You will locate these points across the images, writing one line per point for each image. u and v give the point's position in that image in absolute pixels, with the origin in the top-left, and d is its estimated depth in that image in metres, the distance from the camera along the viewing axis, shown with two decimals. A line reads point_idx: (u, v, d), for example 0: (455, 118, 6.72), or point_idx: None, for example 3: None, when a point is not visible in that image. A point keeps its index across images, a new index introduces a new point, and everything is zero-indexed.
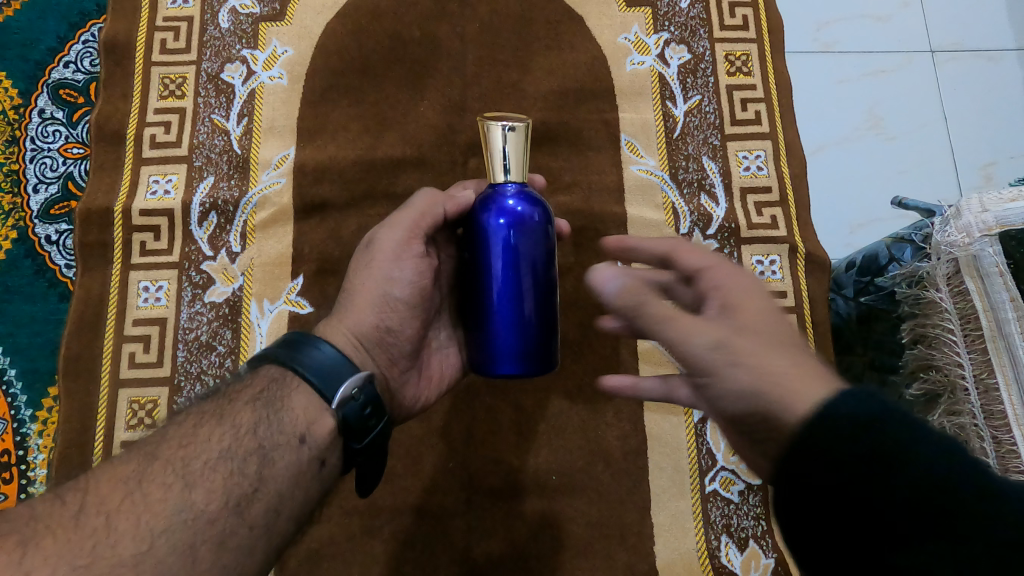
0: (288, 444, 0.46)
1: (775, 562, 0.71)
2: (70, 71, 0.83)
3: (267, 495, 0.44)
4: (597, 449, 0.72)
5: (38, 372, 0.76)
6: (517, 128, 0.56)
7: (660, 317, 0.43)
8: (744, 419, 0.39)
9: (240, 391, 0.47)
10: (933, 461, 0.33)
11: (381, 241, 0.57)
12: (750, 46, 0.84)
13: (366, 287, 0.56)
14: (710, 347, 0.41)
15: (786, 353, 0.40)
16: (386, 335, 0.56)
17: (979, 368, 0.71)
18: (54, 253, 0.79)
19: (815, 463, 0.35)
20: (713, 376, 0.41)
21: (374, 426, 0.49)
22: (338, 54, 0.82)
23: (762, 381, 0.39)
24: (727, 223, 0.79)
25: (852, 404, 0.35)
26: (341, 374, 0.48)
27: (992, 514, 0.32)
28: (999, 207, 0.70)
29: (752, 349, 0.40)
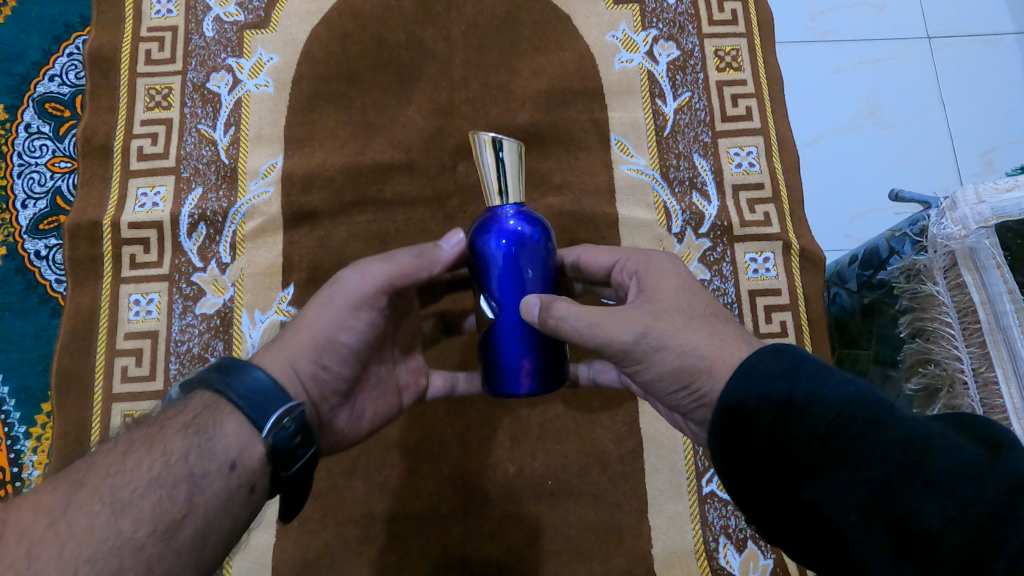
0: (218, 472, 0.42)
1: (773, 562, 0.70)
2: (55, 84, 0.83)
3: (195, 521, 0.41)
4: (592, 453, 0.72)
5: (30, 388, 0.76)
6: (506, 146, 0.53)
7: (584, 327, 0.48)
8: (679, 391, 0.47)
9: (172, 417, 0.44)
10: (824, 401, 0.38)
11: (349, 280, 0.54)
12: (740, 40, 0.83)
13: (315, 323, 0.53)
14: (633, 337, 0.47)
15: (700, 327, 0.47)
16: (323, 375, 0.53)
17: (979, 361, 0.69)
18: (44, 268, 0.78)
19: (735, 428, 0.41)
20: (642, 363, 0.48)
21: (303, 453, 0.46)
22: (323, 59, 0.82)
23: (685, 360, 0.46)
24: (719, 221, 0.78)
25: (773, 360, 0.41)
26: (273, 401, 0.45)
27: (878, 435, 0.36)
28: (995, 198, 0.67)
29: (671, 331, 0.47)
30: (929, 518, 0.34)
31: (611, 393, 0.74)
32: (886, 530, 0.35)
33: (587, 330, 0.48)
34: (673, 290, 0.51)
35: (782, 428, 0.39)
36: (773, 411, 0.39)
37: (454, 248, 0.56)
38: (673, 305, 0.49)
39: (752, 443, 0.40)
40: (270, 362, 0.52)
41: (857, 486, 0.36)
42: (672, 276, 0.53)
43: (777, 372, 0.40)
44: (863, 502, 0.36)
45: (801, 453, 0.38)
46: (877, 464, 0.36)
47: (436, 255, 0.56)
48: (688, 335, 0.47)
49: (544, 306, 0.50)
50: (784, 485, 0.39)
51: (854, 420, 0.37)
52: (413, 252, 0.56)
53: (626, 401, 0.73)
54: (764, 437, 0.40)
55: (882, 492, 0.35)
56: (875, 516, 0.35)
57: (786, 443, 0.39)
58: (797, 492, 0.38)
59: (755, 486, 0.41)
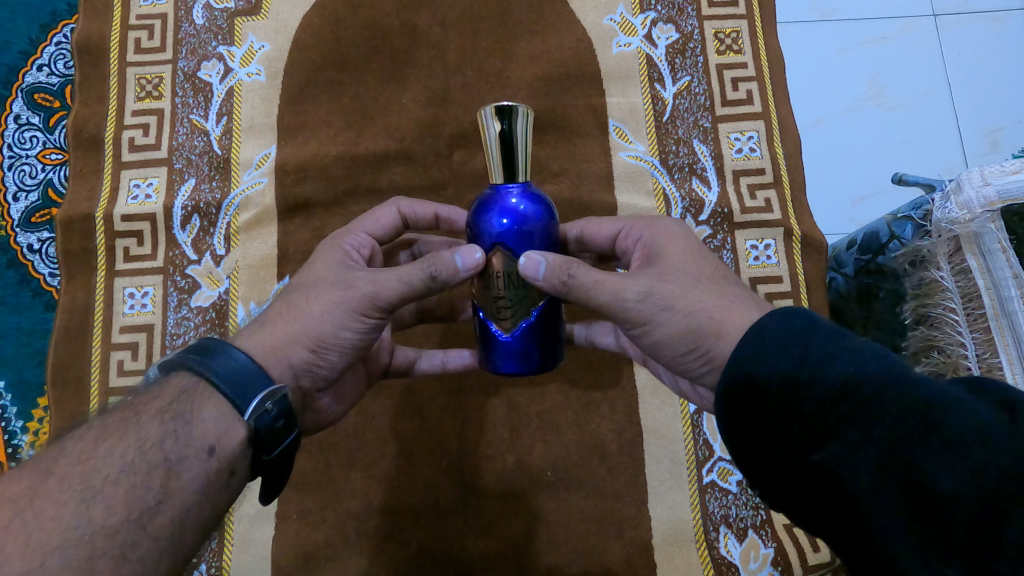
0: (196, 457, 0.42)
1: (774, 551, 0.69)
2: (44, 74, 0.82)
3: (173, 506, 0.40)
4: (591, 442, 0.71)
5: (27, 382, 0.76)
6: (516, 114, 0.50)
7: (592, 284, 0.47)
8: (689, 354, 0.47)
9: (148, 403, 0.43)
10: (837, 365, 0.37)
11: (361, 286, 0.50)
12: (741, 22, 0.82)
13: (316, 317, 0.50)
14: (638, 297, 0.47)
15: (709, 289, 0.47)
16: (318, 365, 0.52)
17: (983, 347, 0.67)
18: (37, 262, 0.78)
19: (743, 395, 0.40)
20: (648, 324, 0.47)
21: (285, 437, 0.46)
22: (316, 46, 0.80)
23: (693, 321, 0.46)
24: (720, 208, 0.77)
25: (778, 322, 0.40)
26: (255, 385, 0.45)
27: (891, 396, 0.35)
28: (1000, 180, 0.65)
29: (677, 291, 0.47)
30: (941, 477, 0.34)
31: (611, 384, 0.73)
32: (897, 494, 0.35)
33: (592, 287, 0.47)
34: (681, 249, 0.50)
35: (791, 395, 0.38)
36: (782, 378, 0.39)
37: (468, 267, 0.49)
38: (682, 268, 0.48)
39: (761, 409, 0.39)
40: (259, 348, 0.50)
41: (865, 448, 0.35)
42: (678, 237, 0.51)
43: (787, 335, 0.39)
44: (873, 465, 0.35)
45: (812, 415, 0.37)
46: (889, 428, 0.35)
47: (445, 270, 0.49)
48: (694, 296, 0.46)
49: (554, 266, 0.48)
50: (791, 450, 0.38)
51: (871, 382, 0.36)
52: (426, 270, 0.49)
53: (626, 391, 0.73)
54: (772, 407, 0.39)
55: (896, 454, 0.35)
56: (887, 477, 0.35)
57: (799, 410, 0.38)
58: (806, 454, 0.38)
59: (762, 453, 0.40)
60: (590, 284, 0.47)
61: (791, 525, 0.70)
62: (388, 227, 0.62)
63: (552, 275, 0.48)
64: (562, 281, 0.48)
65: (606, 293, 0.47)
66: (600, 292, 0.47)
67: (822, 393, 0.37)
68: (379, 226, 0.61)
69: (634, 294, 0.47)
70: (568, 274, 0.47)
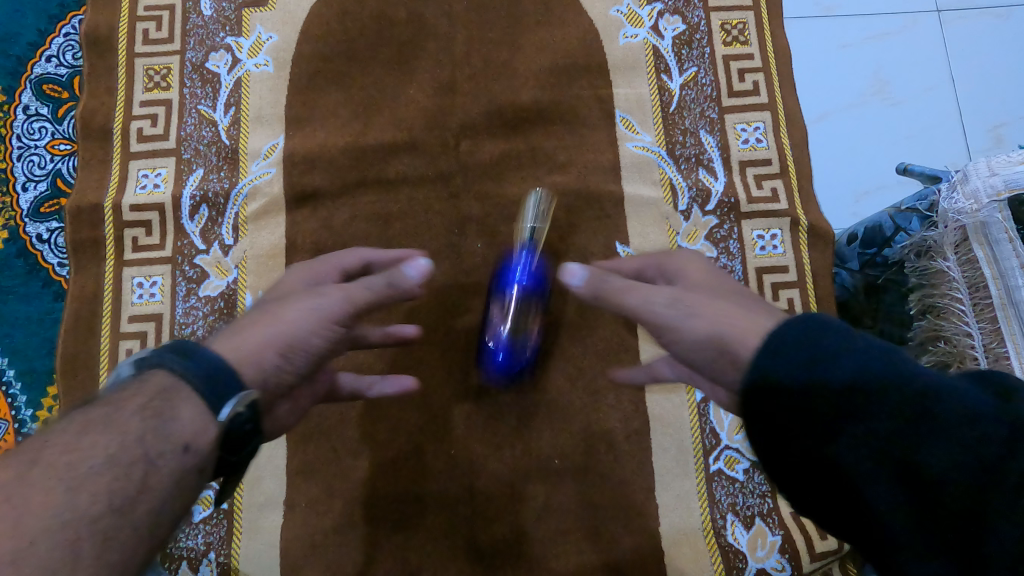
0: (173, 453, 0.37)
1: (781, 539, 0.69)
2: (53, 65, 0.82)
3: (156, 499, 0.36)
4: (599, 431, 0.72)
5: (36, 371, 0.76)
6: (540, 220, 0.69)
7: (624, 288, 0.50)
8: (716, 360, 0.43)
9: (125, 398, 0.38)
10: (846, 362, 0.35)
11: (333, 297, 0.52)
12: (747, 13, 0.82)
13: (287, 326, 0.50)
14: (667, 303, 0.47)
15: (727, 300, 0.47)
16: (286, 373, 0.49)
17: (989, 337, 0.67)
18: (46, 252, 0.78)
19: (759, 394, 0.38)
20: (674, 331, 0.46)
21: (253, 442, 0.42)
22: (324, 37, 0.80)
23: (716, 326, 0.44)
24: (726, 198, 0.77)
25: (792, 330, 0.38)
26: (230, 385, 0.42)
27: (903, 396, 0.34)
28: (1007, 170, 0.65)
29: (701, 300, 0.47)
30: (944, 470, 0.33)
31: (617, 373, 0.73)
32: (904, 488, 0.34)
33: (626, 292, 0.49)
34: (704, 276, 0.52)
35: (803, 395, 0.36)
36: (795, 377, 0.36)
37: (420, 274, 0.54)
38: (707, 284, 0.50)
39: (775, 411, 0.37)
40: (232, 352, 0.46)
41: (875, 442, 0.34)
42: (702, 264, 0.54)
43: (800, 337, 0.38)
44: (880, 461, 0.34)
45: (826, 413, 0.35)
46: (899, 425, 0.34)
47: (405, 279, 0.54)
48: (716, 305, 0.46)
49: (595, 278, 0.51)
50: (802, 446, 0.36)
51: (881, 378, 0.35)
52: (386, 279, 0.55)
53: (633, 380, 0.73)
54: (791, 407, 0.36)
55: (905, 448, 0.33)
56: (893, 471, 0.34)
57: (811, 410, 0.36)
58: (816, 450, 0.36)
59: (769, 445, 0.38)
60: (624, 289, 0.50)
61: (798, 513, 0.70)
62: (348, 257, 0.61)
63: (593, 280, 0.51)
64: (602, 288, 0.51)
65: (638, 297, 0.49)
66: (633, 297, 0.49)
67: (835, 390, 0.35)
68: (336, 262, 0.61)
69: (662, 297, 0.48)
70: (602, 282, 0.51)
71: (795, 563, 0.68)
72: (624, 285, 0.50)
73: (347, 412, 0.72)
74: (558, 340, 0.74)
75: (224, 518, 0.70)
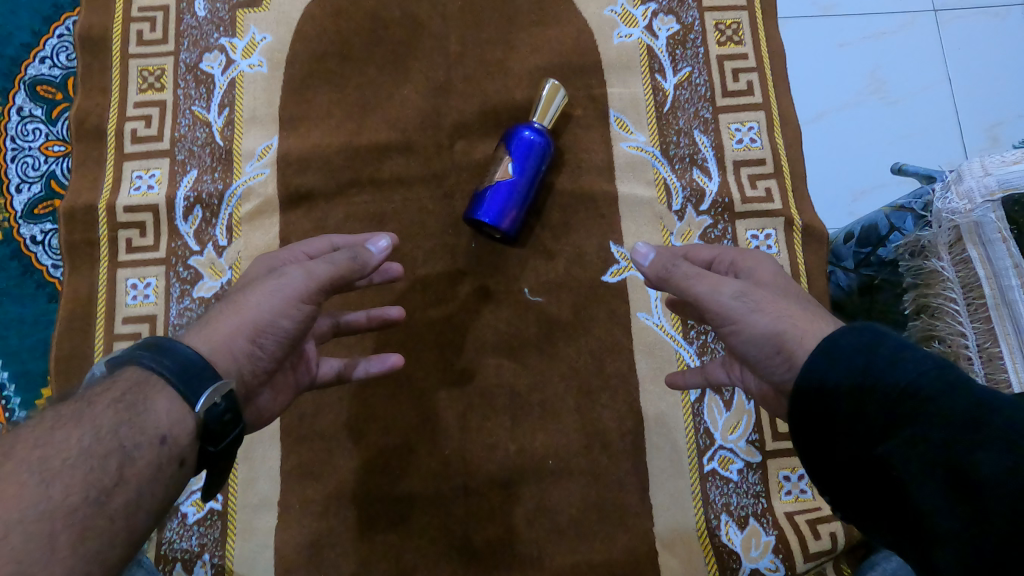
0: (149, 444, 0.42)
1: (775, 539, 0.69)
2: (46, 67, 0.82)
3: (127, 489, 0.40)
4: (593, 431, 0.72)
5: (31, 373, 0.76)
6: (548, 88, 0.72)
7: (692, 275, 0.51)
8: (773, 356, 0.48)
9: (101, 393, 0.42)
10: (898, 370, 0.40)
11: (294, 274, 0.52)
12: (741, 13, 0.82)
13: (254, 307, 0.51)
14: (734, 296, 0.49)
15: (795, 304, 0.50)
16: (258, 358, 0.51)
17: (984, 336, 0.68)
18: (40, 253, 0.78)
19: (813, 401, 0.43)
20: (737, 322, 0.49)
21: (233, 430, 0.46)
22: (318, 38, 0.80)
23: (779, 325, 0.48)
24: (720, 198, 0.77)
25: (850, 335, 0.43)
26: (203, 375, 0.45)
27: (946, 401, 0.37)
28: (1001, 170, 0.65)
29: (768, 298, 0.50)
30: (985, 467, 0.35)
31: (611, 373, 0.73)
32: (946, 484, 0.36)
33: (691, 277, 0.51)
34: (772, 278, 0.53)
35: (856, 399, 0.41)
36: (848, 384, 0.42)
37: (381, 252, 0.56)
38: (772, 287, 0.52)
39: (830, 416, 0.42)
40: (204, 342, 0.49)
41: (917, 443, 0.38)
42: (766, 264, 0.55)
43: (856, 345, 0.42)
44: (922, 459, 0.37)
45: (875, 413, 0.40)
46: (941, 426, 0.37)
47: (367, 257, 0.55)
48: (775, 306, 0.49)
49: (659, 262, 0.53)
50: (856, 447, 0.41)
51: (927, 386, 0.38)
52: (349, 253, 0.54)
53: (627, 380, 0.73)
54: (841, 409, 0.42)
55: (945, 447, 0.37)
56: (934, 469, 0.37)
57: (861, 410, 0.41)
58: (871, 450, 0.40)
59: (829, 451, 0.43)
60: (691, 275, 0.51)
61: (792, 513, 0.70)
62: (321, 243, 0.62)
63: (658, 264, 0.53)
64: (669, 271, 0.53)
65: (702, 286, 0.50)
66: (695, 285, 0.51)
67: (882, 394, 0.40)
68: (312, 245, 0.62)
69: (730, 289, 0.50)
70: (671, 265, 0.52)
71: (789, 563, 0.68)
72: (691, 272, 0.51)
73: (342, 412, 0.72)
74: (552, 340, 0.74)
75: (218, 519, 0.70)
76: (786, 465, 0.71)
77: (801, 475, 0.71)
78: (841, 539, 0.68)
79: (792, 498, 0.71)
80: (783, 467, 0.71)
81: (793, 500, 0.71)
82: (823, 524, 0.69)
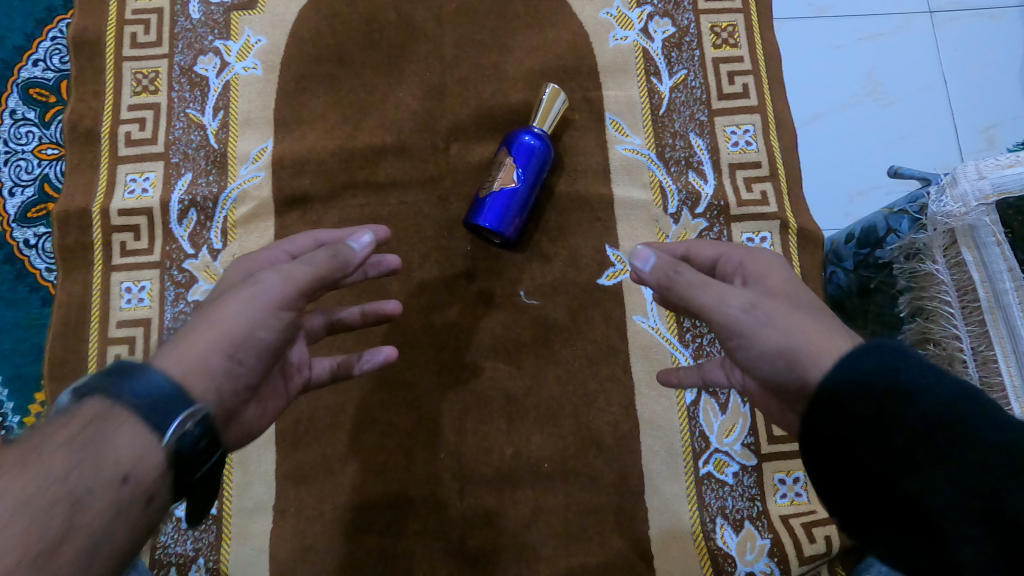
0: (105, 488, 0.38)
1: (770, 543, 0.69)
2: (40, 69, 0.82)
3: (77, 541, 0.37)
4: (589, 434, 0.72)
5: (24, 377, 0.76)
6: (548, 91, 0.72)
7: (695, 283, 0.50)
8: (784, 376, 0.47)
9: (52, 431, 0.39)
10: (931, 398, 0.37)
11: (271, 279, 0.51)
12: (737, 16, 0.82)
13: (232, 315, 0.49)
14: (742, 309, 0.48)
15: (804, 315, 0.48)
16: (238, 373, 0.49)
17: (978, 339, 0.68)
18: (33, 257, 0.78)
19: (831, 424, 0.41)
20: (747, 337, 0.48)
21: (208, 460, 0.43)
22: (313, 40, 0.80)
23: (789, 341, 0.47)
24: (716, 201, 0.77)
25: (866, 358, 0.41)
26: (174, 403, 0.41)
27: (986, 436, 0.35)
28: (996, 173, 0.65)
29: (779, 311, 0.48)
30: None
31: (607, 377, 0.73)
32: (985, 525, 0.34)
33: (699, 287, 0.50)
34: (782, 284, 0.52)
35: (881, 426, 0.38)
36: (872, 410, 0.39)
37: (363, 249, 0.56)
38: (777, 296, 0.50)
39: (851, 442, 0.40)
40: (178, 359, 0.46)
41: (951, 479, 0.35)
42: (775, 269, 0.53)
43: (881, 367, 0.40)
44: (958, 497, 0.35)
45: (903, 444, 0.37)
46: (984, 465, 0.34)
47: (350, 254, 0.55)
48: (785, 318, 0.48)
49: (665, 267, 0.52)
50: (879, 478, 0.39)
51: (965, 419, 0.36)
52: (330, 252, 0.54)
53: (623, 383, 0.73)
54: (862, 432, 0.39)
55: (984, 487, 0.34)
56: (971, 509, 0.34)
57: (887, 438, 0.38)
58: (896, 483, 0.38)
59: (845, 476, 0.41)
60: (695, 282, 0.50)
61: (787, 517, 0.70)
62: (302, 245, 0.61)
63: (662, 271, 0.52)
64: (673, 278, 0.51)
65: (708, 297, 0.49)
66: (701, 295, 0.50)
67: (910, 423, 0.37)
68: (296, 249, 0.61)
69: (738, 302, 0.49)
70: (675, 271, 0.51)
71: (784, 567, 0.68)
72: (695, 279, 0.51)
73: (337, 416, 0.72)
74: (548, 344, 0.74)
75: (213, 523, 0.69)
76: (781, 468, 0.71)
77: (796, 478, 0.71)
78: (836, 543, 0.68)
79: (788, 501, 0.71)
80: (778, 470, 0.71)
81: (789, 503, 0.71)
82: (818, 527, 0.69)
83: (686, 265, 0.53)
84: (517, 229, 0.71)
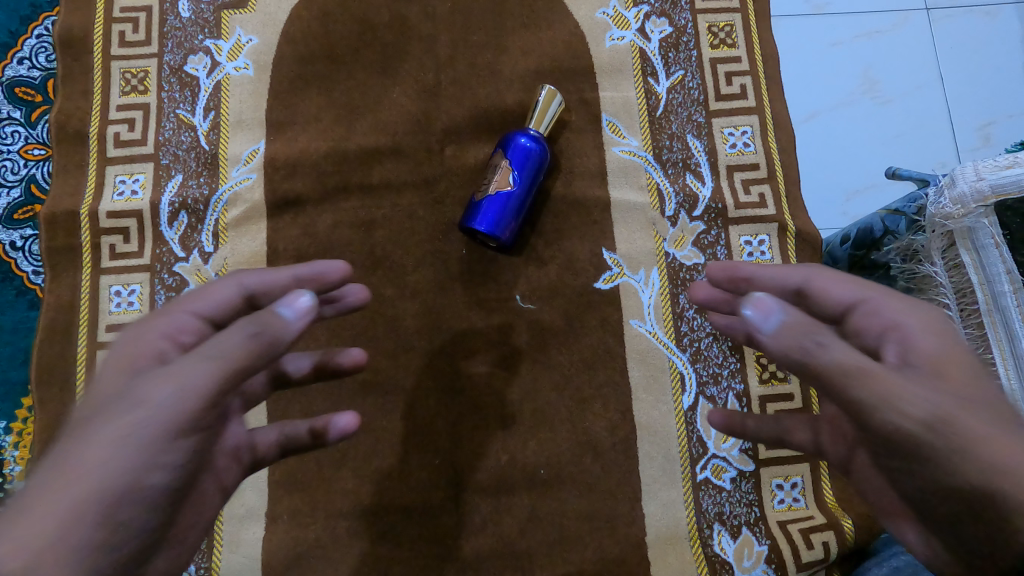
0: None
1: (768, 548, 0.69)
2: (25, 68, 0.80)
3: None
4: (585, 440, 0.71)
5: (11, 382, 0.74)
6: (544, 92, 0.71)
7: (853, 369, 0.39)
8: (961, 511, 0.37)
9: None
10: None
11: (160, 398, 0.40)
12: (734, 16, 0.81)
13: (104, 459, 0.38)
14: (921, 421, 0.37)
15: (1004, 429, 0.37)
16: (124, 533, 0.39)
17: (976, 343, 0.68)
18: (20, 260, 0.77)
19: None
20: (930, 458, 0.37)
21: None
22: (305, 40, 0.79)
23: (989, 479, 0.36)
24: (713, 204, 0.76)
25: None
26: None
27: None
28: (994, 174, 0.63)
29: (976, 429, 0.37)
30: None
31: (604, 381, 0.72)
32: None
33: (861, 377, 0.38)
34: (957, 368, 0.40)
35: None
36: None
37: (299, 317, 0.45)
38: (952, 386, 0.39)
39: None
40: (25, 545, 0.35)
41: None
42: (934, 336, 0.42)
43: None
44: None
45: None
46: None
47: (280, 327, 0.44)
48: (987, 441, 0.36)
49: (796, 331, 0.41)
50: None
51: None
52: (249, 329, 0.43)
53: (620, 388, 0.72)
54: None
55: None
56: None
57: None
58: None
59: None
60: (852, 367, 0.39)
61: (785, 522, 0.70)
62: (225, 298, 0.50)
63: (795, 335, 0.41)
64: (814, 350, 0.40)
65: (871, 396, 0.38)
66: (863, 391, 0.38)
67: None
68: (211, 302, 0.50)
69: (914, 407, 0.38)
70: (819, 342, 0.40)
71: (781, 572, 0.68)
72: (854, 366, 0.39)
73: None
74: (544, 348, 0.73)
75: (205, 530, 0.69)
76: (778, 473, 0.71)
77: (794, 483, 0.71)
78: (834, 548, 0.68)
79: (785, 507, 0.70)
80: (775, 475, 0.71)
81: (786, 509, 0.70)
82: (815, 533, 0.69)
83: (826, 330, 0.41)
84: (513, 233, 0.70)
